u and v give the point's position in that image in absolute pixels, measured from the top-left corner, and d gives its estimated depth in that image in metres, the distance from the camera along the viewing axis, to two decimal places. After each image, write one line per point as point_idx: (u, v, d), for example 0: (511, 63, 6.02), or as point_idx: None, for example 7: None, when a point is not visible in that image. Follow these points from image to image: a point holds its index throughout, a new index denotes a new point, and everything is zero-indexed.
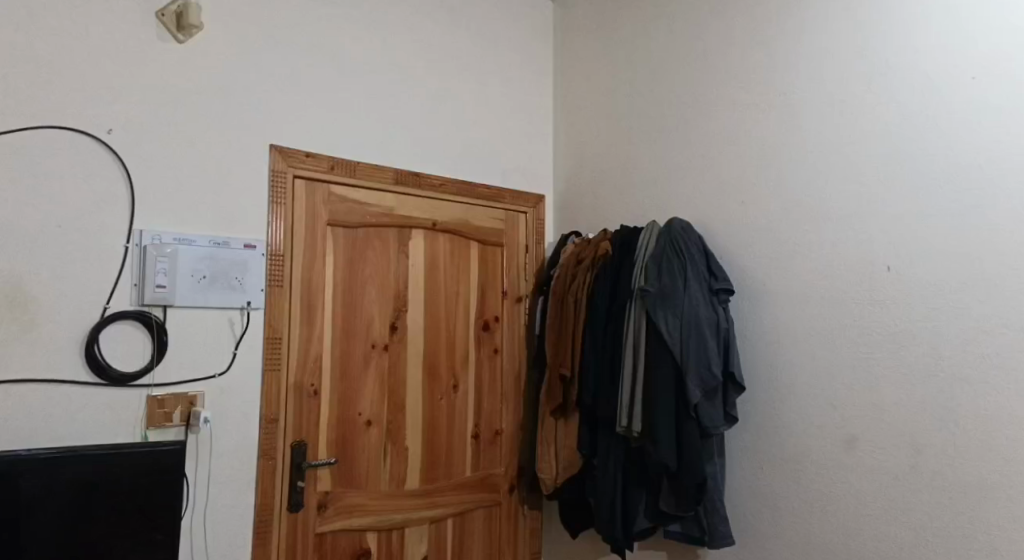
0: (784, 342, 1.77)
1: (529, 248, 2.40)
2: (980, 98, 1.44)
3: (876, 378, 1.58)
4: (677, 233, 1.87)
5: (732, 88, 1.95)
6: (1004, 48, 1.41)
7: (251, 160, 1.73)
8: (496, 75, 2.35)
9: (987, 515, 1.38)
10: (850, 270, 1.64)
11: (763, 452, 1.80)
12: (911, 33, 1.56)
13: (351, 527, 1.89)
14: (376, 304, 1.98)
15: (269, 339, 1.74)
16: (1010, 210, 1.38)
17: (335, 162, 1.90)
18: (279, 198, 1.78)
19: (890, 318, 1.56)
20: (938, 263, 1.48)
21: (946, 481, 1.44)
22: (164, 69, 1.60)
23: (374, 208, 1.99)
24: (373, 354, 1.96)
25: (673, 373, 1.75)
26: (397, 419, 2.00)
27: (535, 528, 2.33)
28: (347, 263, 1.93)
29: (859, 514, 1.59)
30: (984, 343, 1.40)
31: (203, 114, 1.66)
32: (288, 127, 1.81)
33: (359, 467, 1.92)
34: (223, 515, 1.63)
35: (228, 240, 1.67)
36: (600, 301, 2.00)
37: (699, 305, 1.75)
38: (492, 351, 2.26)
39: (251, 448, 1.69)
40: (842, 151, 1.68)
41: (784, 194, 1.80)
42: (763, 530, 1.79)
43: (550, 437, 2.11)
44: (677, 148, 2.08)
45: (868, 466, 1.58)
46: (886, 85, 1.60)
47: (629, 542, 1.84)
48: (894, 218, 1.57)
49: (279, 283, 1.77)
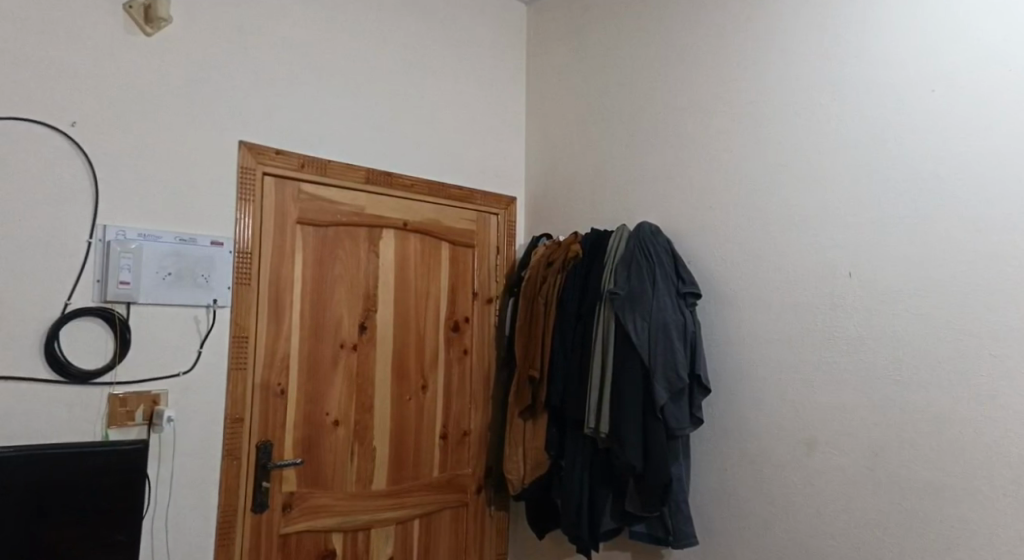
0: (748, 346, 1.81)
1: (501, 249, 2.40)
2: (937, 109, 1.49)
3: (836, 382, 1.62)
4: (646, 237, 1.89)
5: (700, 93, 1.98)
6: (962, 62, 1.45)
7: (219, 156, 1.71)
8: (470, 76, 2.35)
9: (939, 516, 1.43)
10: (813, 277, 1.68)
11: (726, 454, 1.84)
12: (876, 45, 1.60)
13: (316, 528, 1.88)
14: (345, 304, 1.96)
15: (235, 338, 1.72)
16: (965, 220, 1.42)
17: (306, 160, 1.88)
18: (247, 195, 1.76)
19: (850, 324, 1.60)
20: (898, 270, 1.52)
21: (901, 483, 1.49)
22: (131, 61, 1.57)
23: (345, 206, 1.97)
24: (341, 354, 1.94)
25: (640, 374, 1.77)
26: (365, 419, 1.99)
27: (501, 529, 2.34)
28: (316, 261, 1.91)
29: (819, 515, 1.63)
30: (939, 349, 1.44)
31: (171, 109, 1.63)
32: (258, 122, 1.79)
33: (326, 467, 1.91)
34: (186, 516, 1.61)
35: (195, 237, 1.64)
36: (570, 303, 2.01)
37: (667, 307, 1.77)
38: (462, 352, 2.26)
39: (216, 447, 1.67)
40: (806, 160, 1.71)
41: (751, 200, 1.83)
42: (725, 530, 1.82)
43: (518, 438, 2.11)
44: (647, 152, 2.10)
45: (826, 467, 1.62)
46: (850, 96, 1.64)
47: (595, 542, 1.86)
48: (856, 226, 1.60)
49: (247, 281, 1.75)
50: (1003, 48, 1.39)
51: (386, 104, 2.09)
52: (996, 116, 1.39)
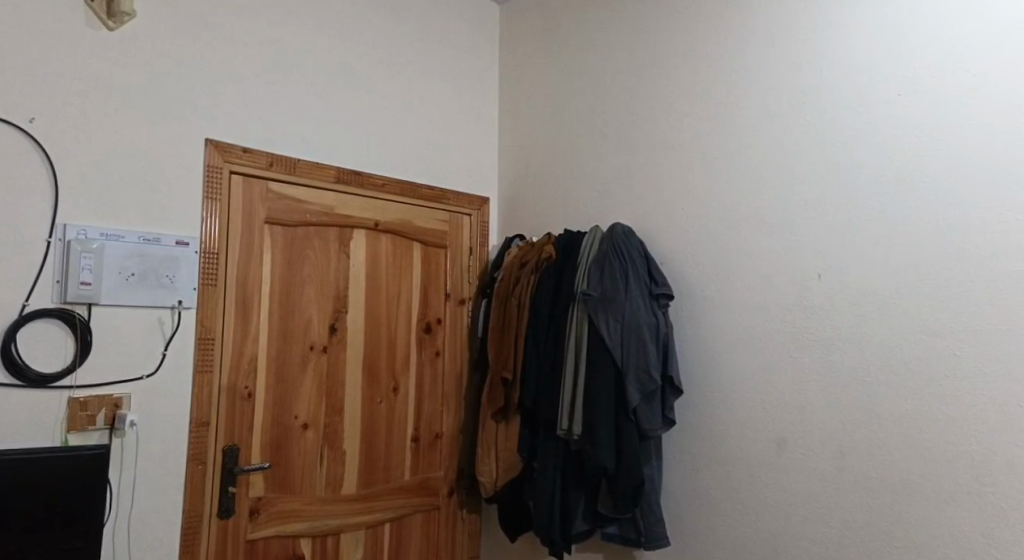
0: (718, 348, 1.81)
1: (473, 250, 2.39)
2: (902, 113, 1.51)
3: (804, 382, 1.63)
4: (619, 238, 1.89)
5: (672, 95, 1.99)
6: (926, 67, 1.48)
7: (185, 153, 1.67)
8: (442, 75, 2.34)
9: (906, 514, 1.45)
10: (783, 279, 1.69)
11: (695, 455, 1.85)
12: (845, 49, 1.62)
13: (284, 533, 1.84)
14: (315, 305, 1.93)
15: (201, 340, 1.68)
16: (931, 224, 1.45)
17: (274, 158, 1.85)
18: (213, 194, 1.72)
19: (818, 325, 1.61)
20: (866, 273, 1.54)
21: (870, 482, 1.50)
22: (93, 54, 1.52)
23: (314, 206, 1.94)
24: (310, 356, 1.91)
25: (613, 375, 1.77)
26: (334, 422, 1.96)
27: (473, 532, 2.33)
28: (285, 261, 1.88)
29: (789, 515, 1.64)
30: (906, 350, 1.47)
31: (134, 104, 1.59)
32: (225, 119, 1.75)
33: (294, 472, 1.87)
34: (149, 523, 1.56)
35: (159, 236, 1.60)
36: (543, 304, 2.00)
37: (640, 308, 1.78)
38: (434, 354, 2.24)
39: (181, 452, 1.63)
40: (776, 163, 1.73)
41: (722, 203, 1.84)
42: (695, 530, 1.83)
43: (490, 440, 2.10)
44: (619, 153, 2.11)
45: (795, 467, 1.64)
46: (818, 100, 1.66)
47: (567, 544, 1.85)
48: (825, 229, 1.62)
49: (213, 281, 1.71)
50: (965, 55, 1.42)
51: (357, 102, 2.06)
52: (959, 121, 1.42)
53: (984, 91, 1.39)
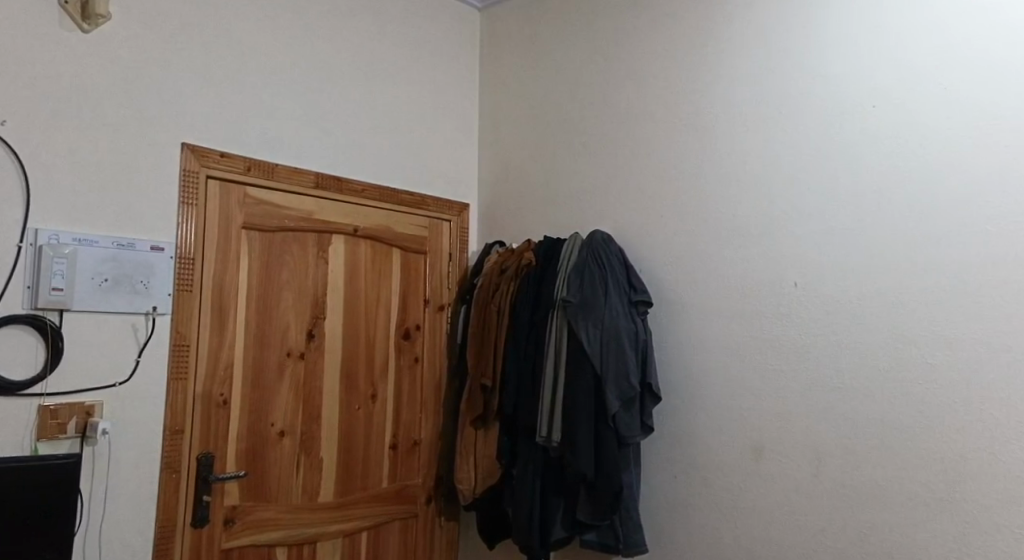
0: (696, 355, 1.82)
1: (453, 256, 2.38)
2: (875, 125, 1.54)
3: (780, 389, 1.65)
4: (598, 245, 1.90)
5: (650, 103, 2.00)
6: (898, 80, 1.51)
7: (160, 157, 1.65)
8: (423, 81, 2.34)
9: (880, 519, 1.46)
10: (760, 287, 1.71)
11: (673, 462, 1.85)
12: (819, 61, 1.65)
13: (260, 542, 1.82)
14: (292, 311, 1.92)
15: (176, 346, 1.65)
16: (903, 233, 1.47)
17: (252, 163, 1.83)
18: (189, 199, 1.70)
19: (794, 332, 1.63)
20: (840, 281, 1.56)
21: (845, 488, 1.52)
22: (67, 56, 1.50)
23: (293, 211, 1.93)
24: (287, 363, 1.90)
25: (592, 382, 1.77)
26: (311, 430, 1.94)
27: (451, 540, 2.31)
28: (262, 267, 1.86)
29: (767, 520, 1.65)
30: (881, 357, 1.49)
31: (110, 106, 1.57)
32: (202, 123, 1.74)
33: (271, 480, 1.85)
34: (121, 533, 1.53)
35: (133, 241, 1.58)
36: (523, 311, 2.00)
37: (619, 315, 1.78)
38: (413, 360, 2.23)
39: (155, 460, 1.60)
40: (752, 173, 1.75)
41: (700, 210, 1.85)
42: (672, 537, 1.83)
43: (469, 447, 2.09)
44: (598, 160, 2.11)
45: (772, 473, 1.65)
46: (793, 111, 1.69)
47: (545, 552, 1.85)
48: (800, 237, 1.64)
49: (189, 286, 1.69)
50: (934, 70, 1.46)
51: (337, 107, 2.05)
52: (930, 133, 1.45)
53: (953, 104, 1.42)
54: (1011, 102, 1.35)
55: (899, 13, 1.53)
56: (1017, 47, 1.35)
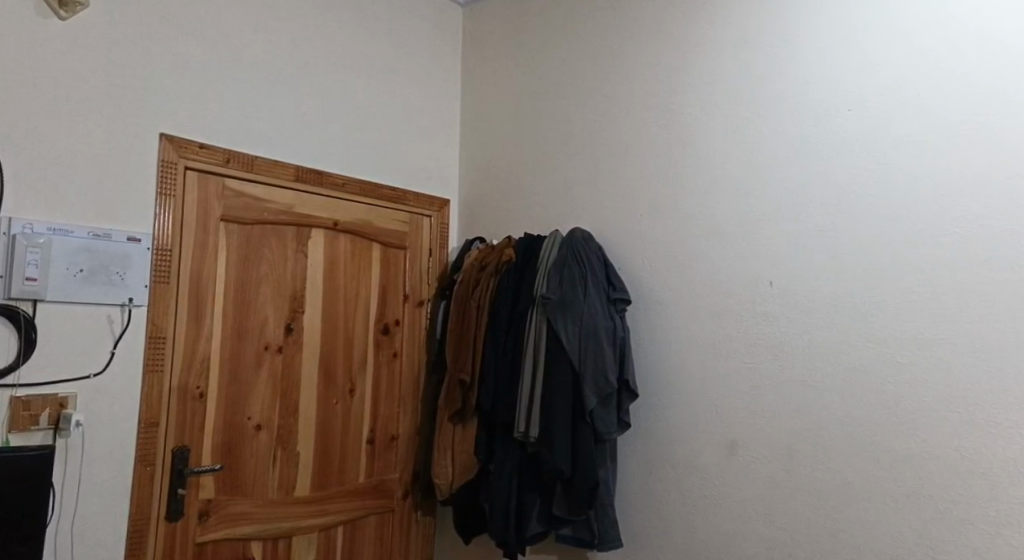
0: (673, 353, 1.84)
1: (433, 251, 2.38)
2: (852, 128, 1.56)
3: (754, 387, 1.67)
4: (578, 242, 1.91)
5: (631, 102, 2.01)
6: (874, 84, 1.54)
7: (138, 147, 1.63)
8: (405, 76, 2.33)
9: (849, 516, 1.49)
10: (736, 285, 1.73)
11: (647, 458, 1.87)
12: (797, 64, 1.67)
13: (234, 536, 1.81)
14: (270, 304, 1.91)
15: (152, 338, 1.64)
16: (878, 235, 1.50)
17: (231, 155, 1.82)
18: (167, 190, 1.68)
19: (767, 331, 1.66)
20: (815, 281, 1.59)
21: (815, 485, 1.55)
22: (43, 43, 1.48)
23: (272, 204, 1.92)
24: (265, 356, 1.89)
25: (570, 379, 1.78)
26: (288, 424, 1.94)
27: (426, 535, 2.32)
28: (240, 260, 1.85)
29: (739, 517, 1.67)
30: (854, 356, 1.51)
31: (86, 96, 1.55)
32: (180, 114, 1.72)
33: (247, 473, 1.84)
34: (94, 526, 1.52)
35: (109, 232, 1.56)
36: (502, 307, 2.01)
37: (598, 313, 1.80)
38: (391, 356, 2.23)
39: (129, 453, 1.59)
40: (729, 174, 1.77)
41: (680, 210, 1.86)
42: (646, 533, 1.85)
43: (447, 442, 2.09)
44: (580, 158, 2.12)
45: (745, 471, 1.67)
46: (770, 113, 1.71)
47: (521, 547, 1.86)
48: (775, 239, 1.67)
49: (166, 279, 1.67)
50: (909, 75, 1.49)
51: (318, 101, 2.05)
52: (906, 137, 1.48)
53: (928, 110, 1.45)
54: (981, 109, 1.38)
55: (874, 18, 1.55)
56: (989, 55, 1.38)
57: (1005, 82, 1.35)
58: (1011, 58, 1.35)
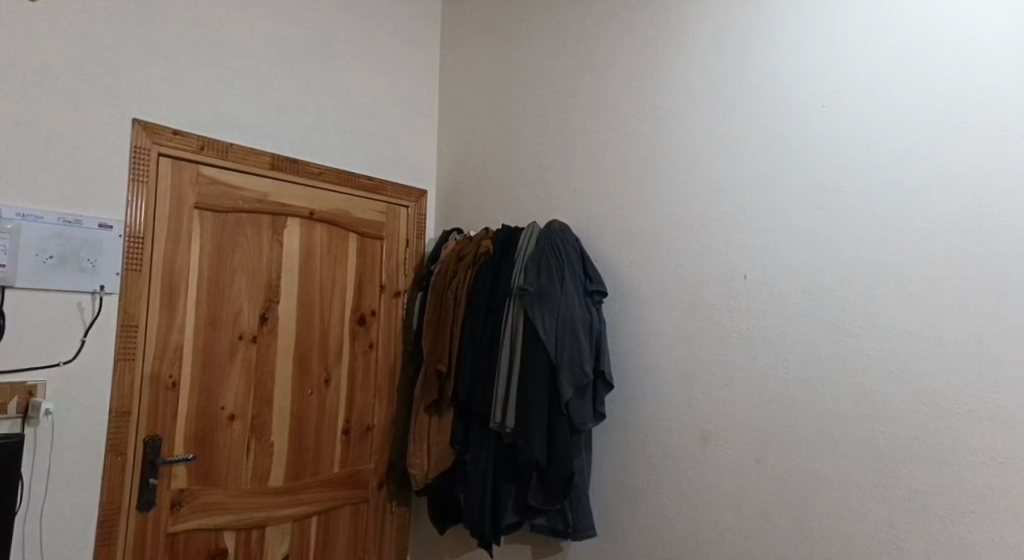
0: (648, 344, 1.85)
1: (411, 242, 2.38)
2: (826, 125, 1.57)
3: (726, 378, 1.69)
4: (556, 235, 1.92)
5: (609, 95, 2.01)
6: (847, 81, 1.55)
7: (110, 132, 1.61)
8: (383, 65, 2.32)
9: (817, 506, 1.52)
10: (711, 278, 1.74)
11: (622, 449, 1.88)
12: (774, 60, 1.68)
13: (207, 526, 1.80)
14: (245, 294, 1.89)
15: (123, 327, 1.62)
16: (850, 229, 1.52)
17: (206, 142, 1.80)
18: (140, 176, 1.66)
19: (739, 324, 1.68)
20: (788, 274, 1.61)
21: (785, 475, 1.57)
22: (11, 26, 1.46)
23: (247, 192, 1.90)
24: (239, 346, 1.87)
25: (547, 370, 1.79)
26: (263, 414, 1.92)
27: (402, 525, 2.32)
28: (215, 248, 1.83)
29: (711, 507, 1.69)
30: (824, 349, 1.53)
31: (57, 78, 1.52)
32: (154, 99, 1.70)
33: (220, 463, 1.83)
34: (63, 515, 1.51)
35: (80, 218, 1.54)
36: (480, 299, 2.01)
37: (575, 305, 1.81)
38: (367, 346, 2.22)
39: (99, 442, 1.58)
40: (706, 168, 1.78)
41: (657, 203, 1.87)
42: (620, 523, 1.86)
43: (423, 433, 2.09)
44: (558, 150, 2.12)
45: (717, 461, 1.69)
46: (747, 108, 1.72)
47: (495, 537, 1.87)
48: (750, 233, 1.68)
49: (138, 266, 1.65)
50: (884, 74, 1.50)
51: (295, 89, 2.03)
52: (877, 135, 1.50)
53: (900, 108, 1.47)
54: (951, 108, 1.40)
55: (849, 16, 1.57)
56: (959, 56, 1.40)
57: (974, 81, 1.38)
58: (980, 57, 1.38)
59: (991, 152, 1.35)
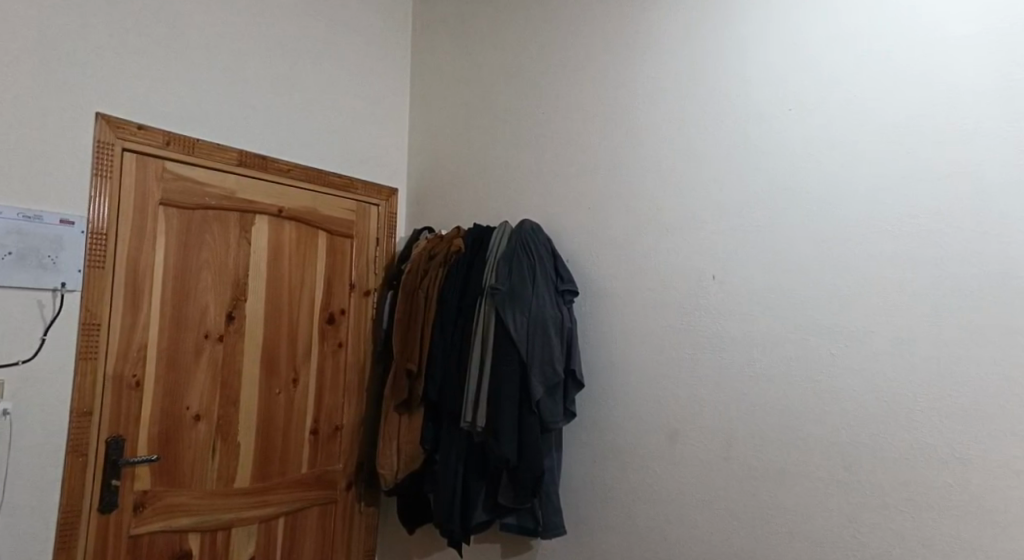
0: (619, 342, 1.86)
1: (381, 240, 2.36)
2: (793, 129, 1.60)
3: (694, 377, 1.71)
4: (528, 234, 1.92)
5: (579, 96, 2.02)
6: (812, 86, 1.58)
7: (72, 126, 1.57)
8: (353, 63, 2.31)
9: (781, 503, 1.54)
10: (681, 278, 1.76)
11: (592, 447, 1.89)
12: (743, 64, 1.70)
13: (170, 528, 1.77)
14: (211, 292, 1.86)
15: (85, 325, 1.59)
16: (814, 229, 1.54)
17: (171, 137, 1.77)
18: (103, 171, 1.63)
19: (707, 323, 1.69)
20: (755, 274, 1.63)
21: (751, 472, 1.59)
22: None
23: (214, 188, 1.87)
24: (205, 345, 1.85)
25: (518, 369, 1.79)
26: (228, 414, 1.90)
27: (370, 525, 2.30)
28: (181, 246, 1.80)
29: (679, 504, 1.71)
30: (789, 347, 1.56)
31: (14, 69, 1.48)
32: (117, 93, 1.66)
33: (185, 464, 1.80)
34: (20, 518, 1.47)
35: (41, 213, 1.51)
36: (450, 298, 2.00)
37: (546, 304, 1.81)
38: (336, 345, 2.20)
39: (58, 443, 1.54)
40: (676, 169, 1.79)
41: (627, 204, 1.88)
42: (590, 521, 1.87)
43: (392, 432, 2.08)
44: (528, 149, 2.12)
45: (685, 459, 1.71)
46: (715, 111, 1.73)
47: (464, 536, 1.87)
48: (718, 233, 1.70)
49: (100, 263, 1.62)
50: (845, 79, 1.53)
51: (264, 85, 2.01)
52: (840, 139, 1.53)
53: (863, 113, 1.50)
54: (913, 113, 1.43)
55: (814, 21, 1.59)
56: (920, 62, 1.43)
57: (935, 87, 1.41)
58: (942, 64, 1.41)
59: (949, 157, 1.38)
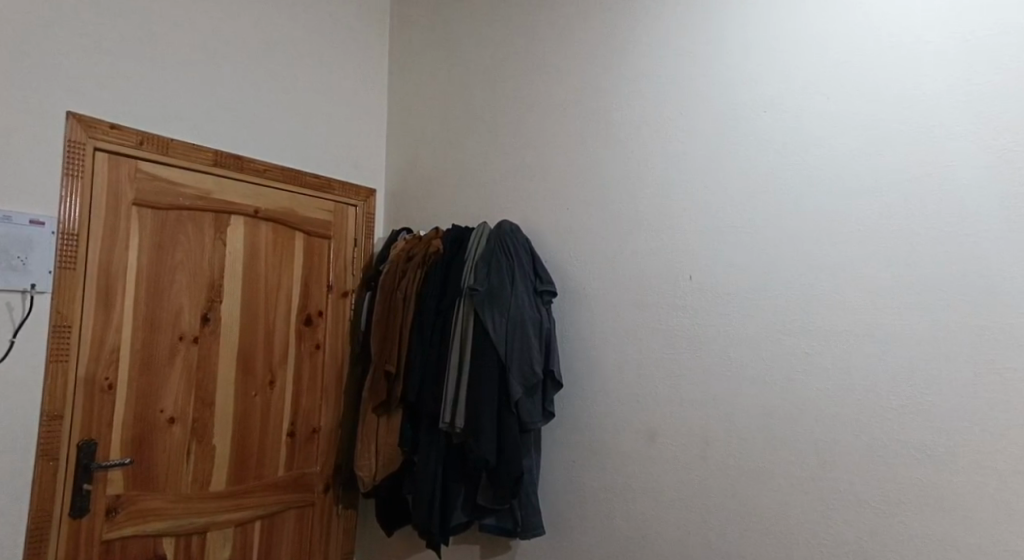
0: (597, 343, 1.87)
1: (359, 241, 2.35)
2: (767, 130, 1.62)
3: (671, 377, 1.72)
4: (506, 235, 1.93)
5: (557, 96, 2.03)
6: (784, 88, 1.60)
7: (41, 125, 1.55)
8: (330, 63, 2.30)
9: (758, 501, 1.56)
10: (658, 278, 1.77)
11: (570, 447, 1.90)
12: (718, 66, 1.71)
13: (145, 532, 1.75)
14: (186, 293, 1.84)
15: (56, 327, 1.57)
16: (788, 230, 1.57)
17: (144, 136, 1.75)
18: (74, 171, 1.60)
19: (684, 323, 1.71)
20: (731, 274, 1.64)
21: (728, 470, 1.61)
22: None
23: (189, 189, 1.85)
24: (180, 347, 1.82)
25: (497, 370, 1.79)
26: (204, 417, 1.88)
27: (349, 528, 2.29)
28: (155, 246, 1.78)
29: (657, 503, 1.72)
30: (764, 346, 1.58)
31: None
32: (89, 92, 1.64)
33: (159, 467, 1.78)
34: None
35: (9, 214, 1.48)
36: (429, 300, 2.00)
37: (524, 304, 1.82)
38: (314, 347, 2.19)
39: (28, 447, 1.52)
40: (653, 170, 1.80)
41: (606, 204, 1.89)
42: (570, 521, 1.88)
43: (370, 433, 2.07)
44: (507, 150, 2.13)
45: (662, 458, 1.72)
46: (691, 112, 1.75)
47: (443, 537, 1.86)
48: (695, 234, 1.71)
49: (72, 265, 1.60)
50: (816, 82, 1.56)
51: (239, 84, 1.99)
52: (813, 140, 1.55)
53: (835, 115, 1.52)
54: (883, 115, 1.46)
55: (788, 24, 1.61)
56: (889, 65, 1.46)
57: (905, 89, 1.44)
58: (913, 66, 1.43)
59: (918, 158, 1.41)
